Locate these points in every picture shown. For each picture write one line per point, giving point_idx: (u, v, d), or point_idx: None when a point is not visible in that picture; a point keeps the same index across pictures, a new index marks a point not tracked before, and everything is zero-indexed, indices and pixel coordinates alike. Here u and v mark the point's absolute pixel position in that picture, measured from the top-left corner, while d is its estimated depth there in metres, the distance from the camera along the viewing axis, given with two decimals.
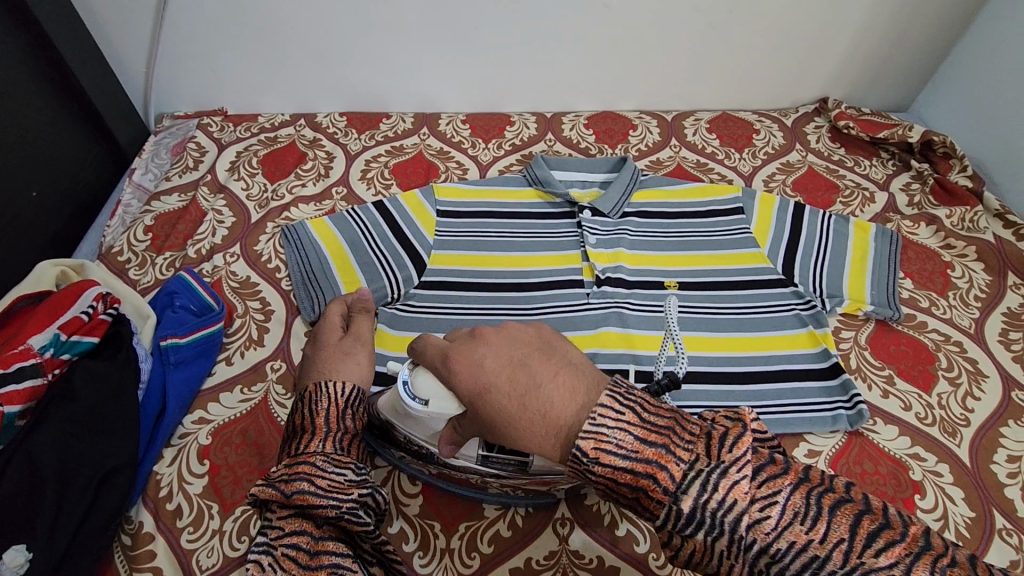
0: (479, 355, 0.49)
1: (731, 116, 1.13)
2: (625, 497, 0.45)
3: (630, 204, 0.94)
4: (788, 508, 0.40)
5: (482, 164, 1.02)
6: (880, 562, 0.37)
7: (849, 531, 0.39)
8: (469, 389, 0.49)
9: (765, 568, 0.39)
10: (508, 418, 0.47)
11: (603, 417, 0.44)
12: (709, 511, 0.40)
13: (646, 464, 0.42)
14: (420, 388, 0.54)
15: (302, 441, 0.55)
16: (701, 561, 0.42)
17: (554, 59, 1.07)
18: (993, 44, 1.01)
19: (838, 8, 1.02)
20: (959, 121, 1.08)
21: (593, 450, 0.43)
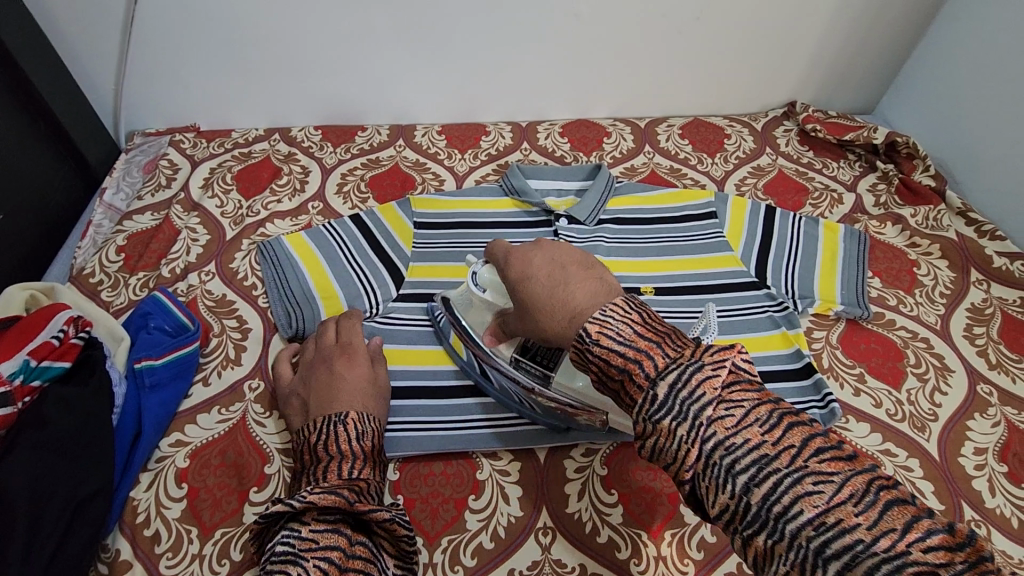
0: (533, 256, 0.61)
1: (703, 121, 1.15)
2: (612, 385, 0.48)
3: (606, 211, 0.95)
4: (752, 414, 0.42)
5: (458, 175, 1.03)
6: (824, 467, 0.39)
7: (801, 442, 0.40)
8: (518, 273, 0.60)
9: (718, 460, 0.41)
10: (538, 305, 0.56)
11: (614, 311, 0.50)
12: (679, 399, 0.43)
13: (638, 350, 0.46)
14: (484, 280, 0.69)
15: (354, 464, 0.59)
16: (662, 452, 0.43)
17: (527, 69, 1.08)
18: (949, 47, 1.05)
19: (801, 15, 1.05)
20: (921, 121, 1.12)
21: (595, 331, 0.49)
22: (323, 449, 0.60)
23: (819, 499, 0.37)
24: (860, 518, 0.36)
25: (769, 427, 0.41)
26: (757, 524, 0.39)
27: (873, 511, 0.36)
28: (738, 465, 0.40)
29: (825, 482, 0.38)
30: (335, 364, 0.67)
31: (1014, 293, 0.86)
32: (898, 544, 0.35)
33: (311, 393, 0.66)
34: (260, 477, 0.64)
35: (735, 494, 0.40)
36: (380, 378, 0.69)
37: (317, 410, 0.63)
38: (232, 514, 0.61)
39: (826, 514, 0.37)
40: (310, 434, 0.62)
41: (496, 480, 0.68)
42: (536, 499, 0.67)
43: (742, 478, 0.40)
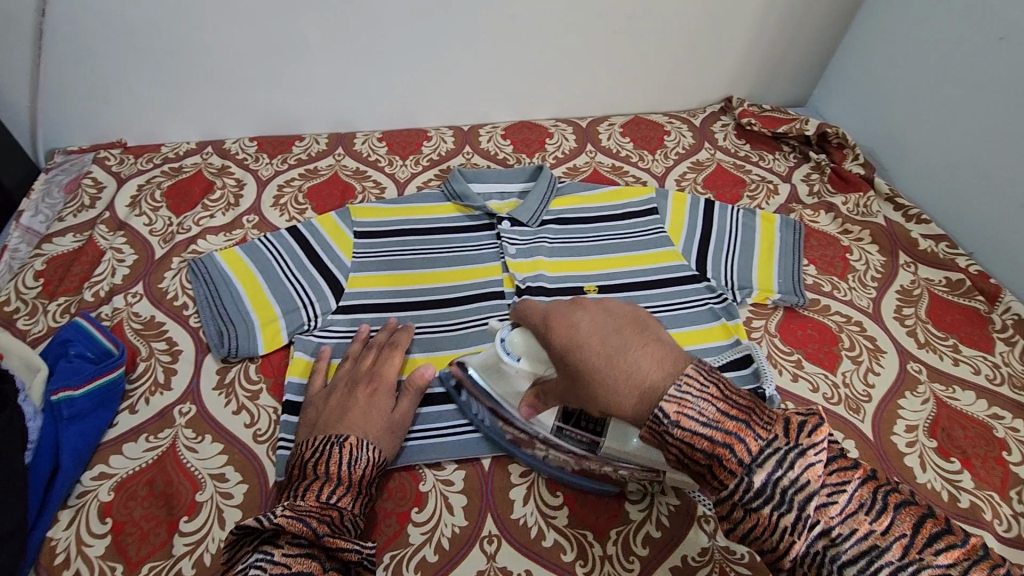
0: (577, 319, 0.55)
1: (643, 119, 1.17)
2: (695, 467, 0.47)
3: (549, 212, 0.95)
4: (855, 500, 0.43)
5: (399, 182, 1.01)
6: (937, 561, 0.40)
7: (911, 530, 0.41)
8: (564, 340, 0.54)
9: (825, 551, 0.42)
10: (597, 377, 0.50)
11: (689, 385, 0.47)
12: (780, 487, 0.43)
13: (726, 433, 0.45)
14: (512, 346, 0.62)
15: (336, 489, 0.57)
16: (759, 538, 0.44)
17: (465, 73, 1.07)
18: (871, 39, 1.09)
19: (730, 12, 1.07)
20: (850, 112, 1.16)
21: (676, 413, 0.46)
22: (313, 466, 0.59)
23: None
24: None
25: (875, 514, 0.42)
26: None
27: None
28: (846, 558, 0.41)
29: None
30: (357, 391, 0.67)
31: (939, 274, 0.89)
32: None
33: (324, 412, 0.65)
34: (191, 505, 0.61)
35: None
36: (406, 414, 0.67)
37: (320, 428, 0.63)
38: (160, 547, 0.58)
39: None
40: (305, 449, 0.60)
41: (439, 492, 0.67)
42: (481, 508, 0.66)
43: (851, 573, 0.41)
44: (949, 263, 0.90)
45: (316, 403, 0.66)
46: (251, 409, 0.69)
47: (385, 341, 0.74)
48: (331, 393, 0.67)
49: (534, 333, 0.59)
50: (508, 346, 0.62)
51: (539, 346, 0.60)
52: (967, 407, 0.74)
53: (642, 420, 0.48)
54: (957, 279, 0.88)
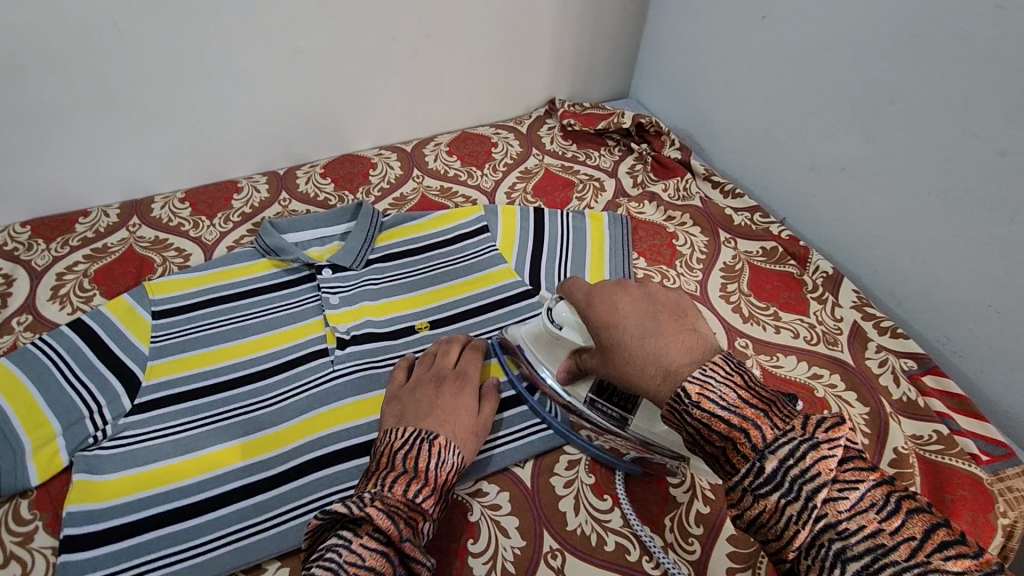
0: (618, 297, 0.59)
1: (469, 133, 1.14)
2: (710, 449, 0.49)
3: (374, 250, 0.90)
4: (867, 498, 0.43)
5: (206, 245, 0.91)
6: (948, 565, 0.39)
7: (923, 534, 0.41)
8: (603, 316, 0.58)
9: (827, 541, 0.42)
10: (626, 353, 0.55)
11: (714, 371, 0.50)
12: (789, 474, 0.44)
13: (743, 418, 0.47)
14: (559, 315, 0.65)
15: (421, 487, 0.56)
16: (763, 527, 0.45)
17: (264, 115, 1.00)
18: (664, 29, 1.13)
19: (526, 19, 1.07)
20: (663, 98, 1.20)
21: (696, 394, 0.49)
22: (401, 458, 0.58)
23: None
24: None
25: (885, 513, 0.42)
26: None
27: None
28: (851, 552, 0.41)
29: None
30: (443, 388, 0.67)
31: (755, 245, 0.93)
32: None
33: (412, 404, 0.65)
34: None
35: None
36: (485, 417, 0.67)
37: (411, 420, 0.62)
38: None
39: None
40: (395, 438, 0.60)
41: None
42: None
43: (854, 566, 0.41)
44: (762, 234, 0.94)
45: (401, 396, 0.67)
46: (24, 557, 0.62)
47: (463, 342, 0.74)
48: (418, 387, 0.68)
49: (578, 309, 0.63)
50: (556, 315, 0.65)
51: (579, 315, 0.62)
52: (790, 373, 0.77)
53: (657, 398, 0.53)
54: (771, 247, 0.92)
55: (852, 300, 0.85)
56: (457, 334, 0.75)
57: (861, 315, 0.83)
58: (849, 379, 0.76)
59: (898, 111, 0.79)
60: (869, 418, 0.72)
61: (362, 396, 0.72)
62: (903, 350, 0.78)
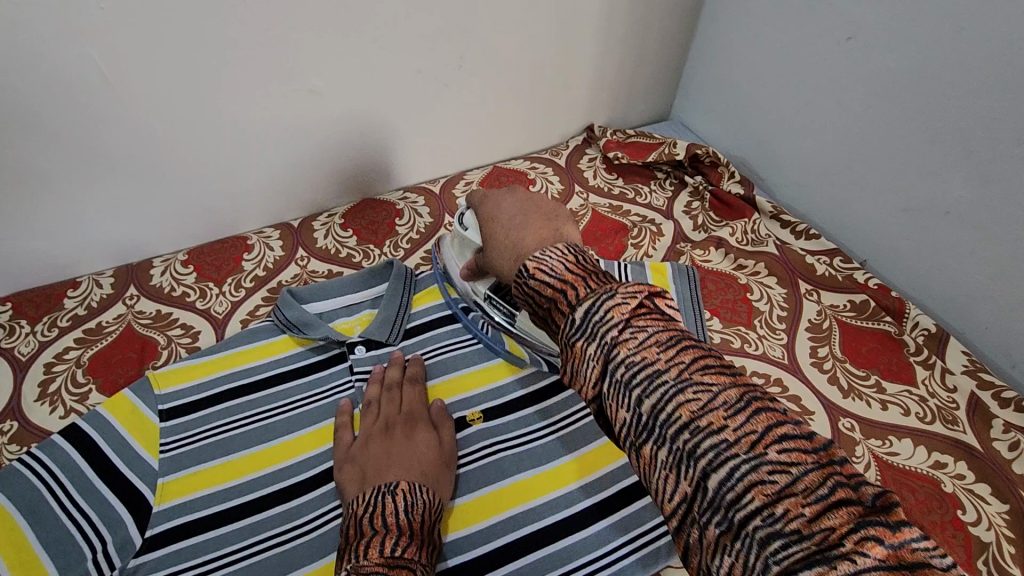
0: (502, 201, 0.67)
1: (502, 169, 1.02)
2: (541, 312, 0.51)
3: (411, 317, 0.79)
4: (651, 338, 0.45)
5: (217, 320, 0.80)
6: (782, 458, 0.37)
7: (764, 427, 0.39)
8: (487, 215, 0.66)
9: (669, 434, 0.41)
10: (495, 234, 0.63)
11: (552, 252, 0.52)
12: (592, 321, 0.46)
13: (564, 281, 0.49)
14: (467, 222, 0.73)
15: (399, 540, 0.51)
16: (578, 375, 0.47)
17: (277, 163, 0.88)
18: (718, 48, 1.02)
19: (566, 43, 0.95)
20: (714, 123, 1.08)
21: (533, 268, 0.52)
22: (368, 521, 0.53)
23: (771, 486, 0.36)
24: (804, 507, 0.35)
25: (734, 412, 0.40)
26: (691, 491, 0.40)
27: (817, 500, 0.35)
28: (699, 448, 0.39)
29: (781, 472, 0.37)
30: (397, 436, 0.64)
31: (842, 298, 0.82)
32: (826, 531, 0.34)
33: (369, 463, 0.61)
34: None
35: (630, 408, 0.43)
36: (448, 448, 0.65)
37: (371, 481, 0.59)
38: None
39: (772, 502, 0.36)
40: (357, 505, 0.56)
41: None
42: None
43: (684, 450, 0.40)
44: (848, 284, 0.83)
45: (354, 458, 0.63)
46: None
47: (400, 379, 0.71)
48: (369, 442, 0.64)
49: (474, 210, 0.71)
50: (465, 221, 0.73)
51: (477, 219, 0.70)
52: (907, 463, 0.67)
53: (506, 274, 0.59)
54: (861, 300, 0.81)
55: (963, 363, 0.74)
56: (391, 375, 0.71)
57: (977, 383, 0.72)
58: (979, 472, 0.66)
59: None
60: (1009, 518, 0.63)
61: None
62: None
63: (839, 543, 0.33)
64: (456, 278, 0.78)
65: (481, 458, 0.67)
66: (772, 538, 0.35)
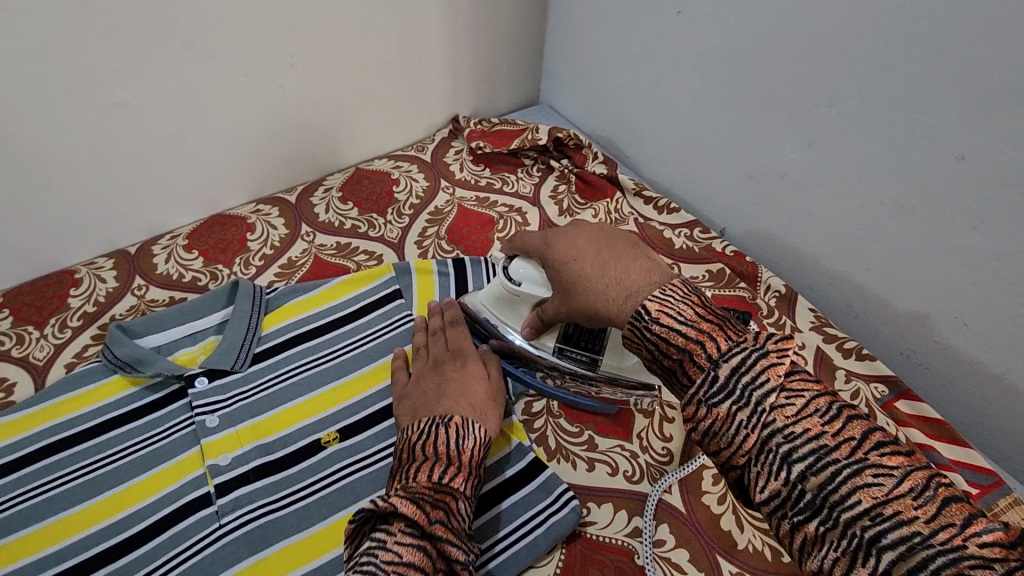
0: (573, 236, 0.61)
1: (364, 170, 0.97)
2: (667, 363, 0.50)
3: (261, 339, 0.74)
4: (811, 405, 0.44)
5: (38, 369, 0.72)
6: (885, 463, 0.41)
7: (862, 435, 0.42)
8: (563, 253, 0.60)
9: (775, 446, 0.43)
10: (586, 288, 0.57)
11: (672, 291, 0.52)
12: (741, 383, 0.46)
13: (700, 330, 0.49)
14: (517, 273, 0.66)
15: (447, 469, 0.53)
16: (717, 437, 0.46)
17: (97, 187, 0.79)
18: (570, 29, 1.01)
19: (410, 34, 0.92)
20: (578, 104, 1.08)
21: (656, 311, 0.51)
22: (421, 448, 0.56)
23: (878, 489, 0.40)
24: (918, 510, 0.39)
25: (889, 462, 0.41)
26: (810, 510, 0.41)
27: (930, 505, 0.39)
28: (799, 456, 0.42)
29: (885, 475, 0.40)
30: (447, 370, 0.66)
31: (701, 269, 0.85)
32: (856, 450, 0.42)
33: (421, 398, 0.63)
34: None
35: (788, 480, 0.43)
36: (496, 384, 0.66)
37: (424, 412, 0.60)
38: None
39: (881, 505, 0.39)
40: (410, 431, 0.58)
41: None
42: None
43: (799, 467, 0.42)
44: (706, 255, 0.85)
45: (409, 394, 0.65)
46: None
47: (444, 324, 0.72)
48: (421, 378, 0.66)
49: (535, 256, 0.64)
50: (515, 272, 0.66)
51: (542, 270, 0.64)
52: None
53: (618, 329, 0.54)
54: (717, 269, 0.84)
55: (810, 320, 0.77)
56: (435, 322, 0.73)
57: (823, 338, 0.76)
58: None
59: (838, 115, 0.69)
60: None
61: (262, 555, 0.58)
62: (871, 374, 0.72)
63: (967, 548, 0.37)
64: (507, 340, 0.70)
65: (331, 481, 0.63)
66: (901, 549, 0.38)
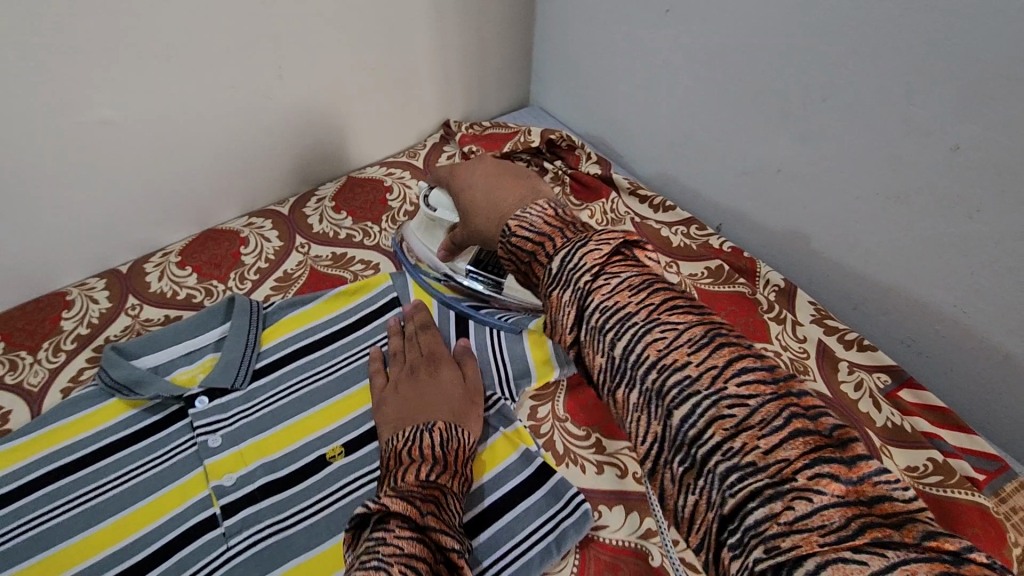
0: (471, 171, 0.66)
1: (356, 179, 0.97)
2: (524, 272, 0.52)
3: (260, 355, 0.73)
4: (624, 281, 0.43)
5: (33, 395, 0.70)
6: (673, 320, 0.40)
7: (661, 300, 0.42)
8: (461, 187, 0.65)
9: (589, 319, 0.43)
10: (474, 206, 0.62)
11: (535, 209, 0.53)
12: (568, 269, 0.45)
13: (546, 236, 0.49)
14: (434, 201, 0.74)
15: (433, 468, 0.55)
16: (556, 326, 0.46)
17: (86, 206, 0.78)
18: (559, 29, 1.00)
19: (397, 40, 0.91)
20: (569, 104, 1.08)
21: (516, 226, 0.52)
22: (407, 453, 0.57)
23: (663, 343, 0.40)
24: (695, 360, 0.38)
25: (698, 347, 0.39)
26: (619, 380, 0.41)
27: (706, 354, 0.38)
28: (644, 361, 0.40)
29: (740, 405, 0.36)
30: (423, 375, 0.68)
31: (699, 266, 0.85)
32: (717, 380, 0.37)
33: (401, 405, 0.64)
34: None
35: (607, 354, 0.42)
36: (474, 382, 0.68)
37: (407, 420, 0.62)
38: None
39: (731, 437, 0.35)
40: (397, 441, 0.60)
41: None
42: None
43: (609, 335, 0.42)
44: (703, 252, 0.85)
45: (388, 400, 0.66)
46: None
47: (415, 329, 0.74)
48: (400, 385, 0.67)
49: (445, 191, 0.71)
50: (432, 201, 0.75)
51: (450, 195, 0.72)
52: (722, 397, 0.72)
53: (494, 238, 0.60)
54: (716, 266, 0.84)
55: (810, 313, 0.78)
56: (408, 327, 0.74)
57: (824, 330, 0.76)
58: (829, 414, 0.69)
59: (831, 109, 0.69)
60: None
61: None
62: (874, 364, 0.72)
63: (732, 393, 0.36)
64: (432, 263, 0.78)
65: (337, 498, 0.62)
66: (681, 401, 0.38)
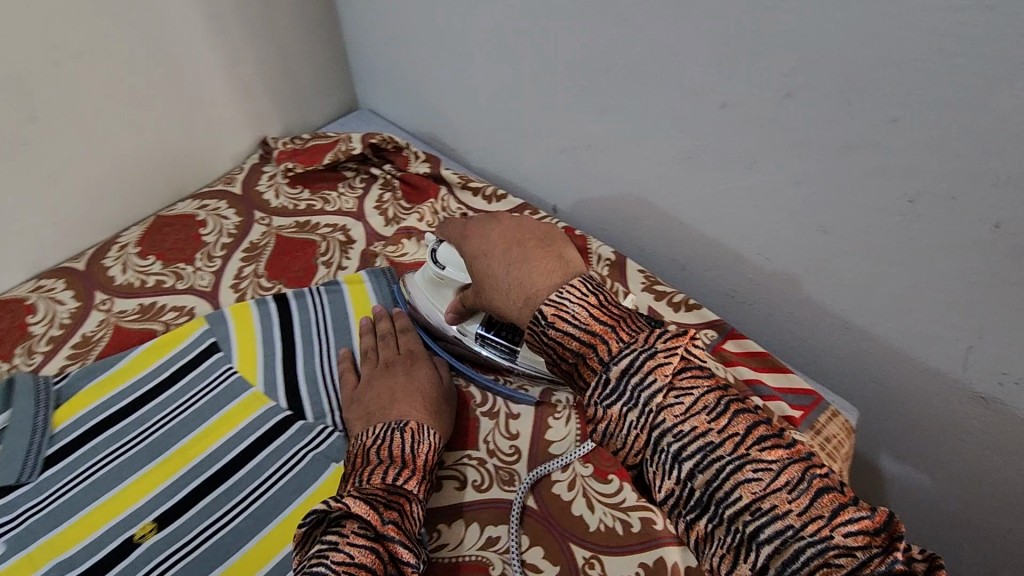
0: (492, 231, 0.62)
1: (165, 218, 0.88)
2: (566, 366, 0.52)
3: (54, 437, 0.64)
4: (701, 402, 0.46)
5: None
6: (764, 457, 0.43)
7: (745, 430, 0.44)
8: (475, 252, 0.62)
9: (665, 445, 0.45)
10: (494, 281, 0.59)
11: (570, 293, 0.53)
12: (632, 386, 0.47)
13: (591, 334, 0.50)
14: (442, 257, 0.68)
15: (400, 472, 0.55)
16: (613, 438, 0.48)
17: None
18: (363, 28, 0.95)
19: (173, 60, 0.83)
20: (395, 104, 1.03)
21: (552, 315, 0.52)
22: (375, 451, 0.57)
23: (757, 483, 0.42)
24: (791, 503, 0.41)
25: (795, 493, 0.41)
26: (699, 508, 0.44)
27: (804, 497, 0.41)
28: (727, 492, 0.43)
29: (846, 555, 0.39)
30: (399, 373, 0.67)
31: None
32: (821, 528, 0.40)
33: (372, 401, 0.64)
34: None
35: (680, 481, 0.44)
36: (447, 383, 0.68)
37: (378, 416, 0.62)
38: None
39: None
40: (366, 437, 0.59)
41: None
42: None
43: (688, 465, 0.44)
44: None
45: (359, 398, 0.66)
46: None
47: (391, 331, 0.73)
48: (373, 381, 0.67)
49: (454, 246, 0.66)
50: (440, 256, 0.68)
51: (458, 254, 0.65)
52: None
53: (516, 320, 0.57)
54: None
55: (640, 282, 0.79)
56: (383, 326, 0.73)
57: (653, 297, 0.77)
58: None
59: (615, 79, 0.69)
60: None
61: None
62: (700, 323, 0.74)
63: (833, 538, 0.40)
64: (432, 320, 0.72)
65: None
66: (777, 544, 0.41)
